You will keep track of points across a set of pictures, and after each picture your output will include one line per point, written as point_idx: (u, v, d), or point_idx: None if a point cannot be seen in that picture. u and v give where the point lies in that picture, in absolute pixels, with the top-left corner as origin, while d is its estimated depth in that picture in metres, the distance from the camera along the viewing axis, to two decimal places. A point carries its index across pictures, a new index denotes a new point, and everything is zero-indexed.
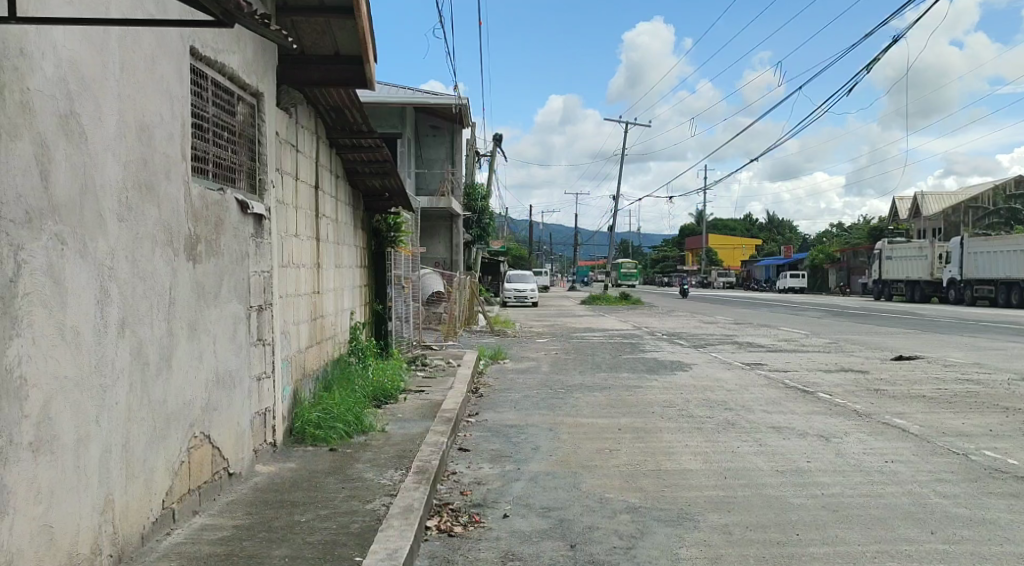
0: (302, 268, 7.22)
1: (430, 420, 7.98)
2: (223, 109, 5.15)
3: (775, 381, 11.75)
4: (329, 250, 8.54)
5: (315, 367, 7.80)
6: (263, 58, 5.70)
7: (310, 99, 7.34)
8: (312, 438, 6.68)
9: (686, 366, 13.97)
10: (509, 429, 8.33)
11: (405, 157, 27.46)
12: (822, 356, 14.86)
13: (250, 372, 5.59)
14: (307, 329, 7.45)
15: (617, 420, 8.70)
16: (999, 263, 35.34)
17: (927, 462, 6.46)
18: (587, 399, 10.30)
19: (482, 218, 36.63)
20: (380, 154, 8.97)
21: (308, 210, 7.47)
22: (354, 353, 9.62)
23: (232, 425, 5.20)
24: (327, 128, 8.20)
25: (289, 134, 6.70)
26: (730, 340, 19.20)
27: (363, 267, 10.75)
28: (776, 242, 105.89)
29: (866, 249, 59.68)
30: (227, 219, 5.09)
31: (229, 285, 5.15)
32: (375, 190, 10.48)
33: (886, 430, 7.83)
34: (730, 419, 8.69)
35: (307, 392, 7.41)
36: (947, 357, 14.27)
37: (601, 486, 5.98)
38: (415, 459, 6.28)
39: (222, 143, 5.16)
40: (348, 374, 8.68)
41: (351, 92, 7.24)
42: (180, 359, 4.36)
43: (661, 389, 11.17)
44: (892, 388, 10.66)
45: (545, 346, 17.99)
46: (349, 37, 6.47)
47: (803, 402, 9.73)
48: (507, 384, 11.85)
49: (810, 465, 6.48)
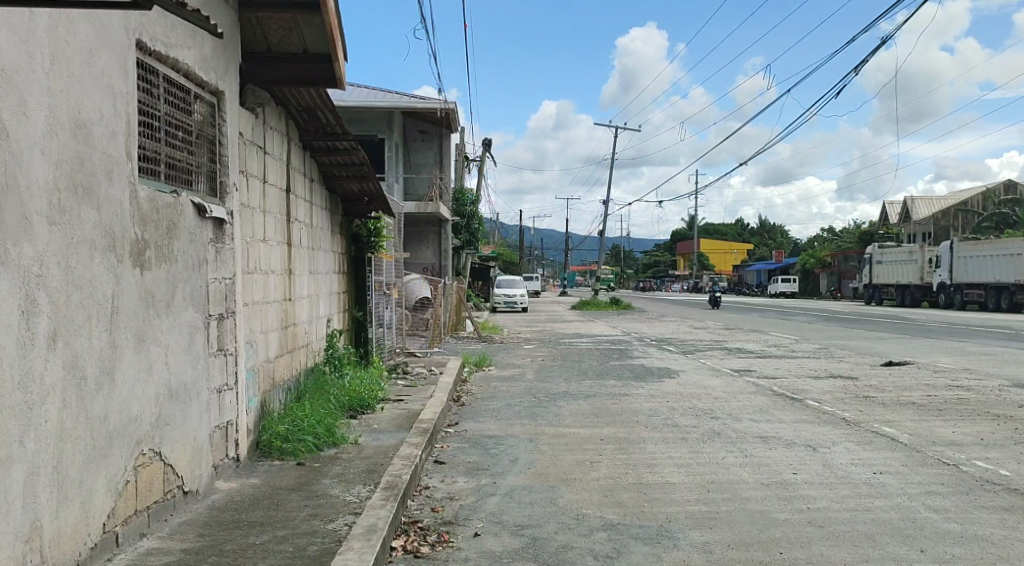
0: (270, 275, 6.95)
1: (406, 431, 7.72)
2: (177, 107, 4.89)
3: (763, 387, 11.53)
4: (303, 256, 8.29)
5: (286, 377, 7.54)
6: (223, 54, 5.45)
7: (280, 99, 7.09)
8: (280, 451, 6.42)
9: (673, 372, 13.75)
10: (487, 440, 8.08)
11: (392, 161, 27.22)
12: (812, 362, 14.66)
13: (209, 384, 5.33)
14: (277, 338, 7.19)
15: (600, 430, 8.46)
16: (988, 267, 35.32)
17: (917, 474, 6.24)
18: (571, 408, 10.06)
19: (471, 223, 36.39)
20: (357, 157, 8.71)
21: (278, 215, 7.21)
22: (330, 362, 9.35)
23: (187, 441, 4.93)
24: (300, 130, 7.94)
25: (255, 135, 6.44)
26: (719, 345, 19.00)
27: (341, 273, 10.49)
28: (767, 247, 105.94)
29: (856, 254, 59.68)
30: (181, 223, 4.83)
31: (183, 293, 4.89)
32: (354, 194, 10.22)
33: (875, 439, 7.61)
34: (715, 428, 8.45)
35: (276, 403, 7.15)
36: (937, 362, 14.10)
37: (579, 502, 5.74)
38: (386, 474, 6.03)
39: (176, 143, 4.90)
40: (323, 384, 8.42)
41: (322, 91, 6.98)
42: (125, 373, 4.10)
43: (647, 397, 10.94)
44: (882, 395, 10.45)
45: (533, 352, 17.73)
46: (317, 34, 6.20)
47: (791, 409, 9.52)
48: (490, 392, 11.61)
49: (796, 478, 6.25)
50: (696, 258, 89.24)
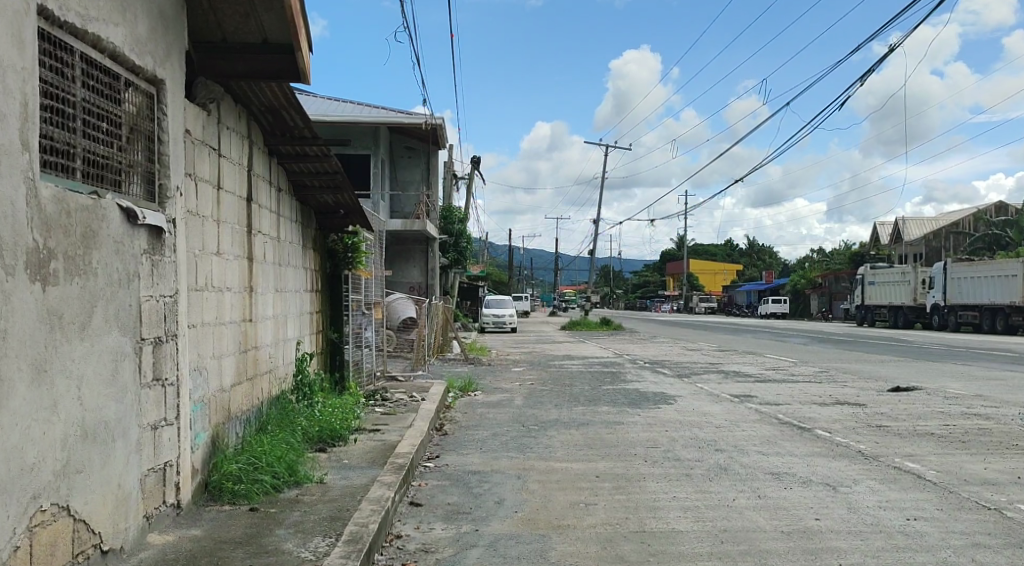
0: (225, 293, 6.17)
1: (379, 468, 6.92)
2: (101, 93, 4.14)
3: (767, 415, 10.79)
4: (267, 272, 7.50)
5: (246, 408, 6.71)
6: (162, 36, 4.70)
7: (239, 98, 6.36)
8: (231, 494, 5.59)
9: (671, 398, 12.97)
10: (471, 477, 7.29)
11: (377, 177, 26.47)
12: (815, 387, 13.92)
13: (140, 420, 4.50)
14: (234, 363, 6.40)
15: (595, 465, 7.68)
16: (983, 289, 34.84)
17: (957, 521, 5.48)
18: (562, 438, 9.28)
19: (458, 242, 35.63)
20: (329, 165, 7.99)
21: (236, 226, 6.45)
22: (299, 389, 8.53)
23: (109, 489, 4.12)
24: (265, 133, 7.21)
25: (206, 133, 5.68)
26: (716, 368, 18.28)
27: (314, 291, 9.70)
28: (757, 267, 105.67)
29: (848, 274, 59.19)
30: (103, 229, 4.06)
31: (105, 313, 4.10)
32: (328, 207, 9.48)
33: (899, 477, 6.88)
34: (721, 463, 7.69)
35: (232, 437, 6.32)
36: (946, 387, 13.41)
37: (573, 556, 4.95)
38: (351, 522, 5.22)
39: (99, 136, 4.13)
40: (289, 415, 7.61)
41: (287, 89, 6.24)
42: (13, 412, 3.30)
43: (644, 425, 10.18)
44: (896, 425, 9.74)
45: (522, 375, 16.94)
46: (277, 21, 5.46)
47: (802, 441, 8.78)
48: (476, 420, 10.80)
49: (820, 525, 5.48)
50: (685, 278, 88.87)
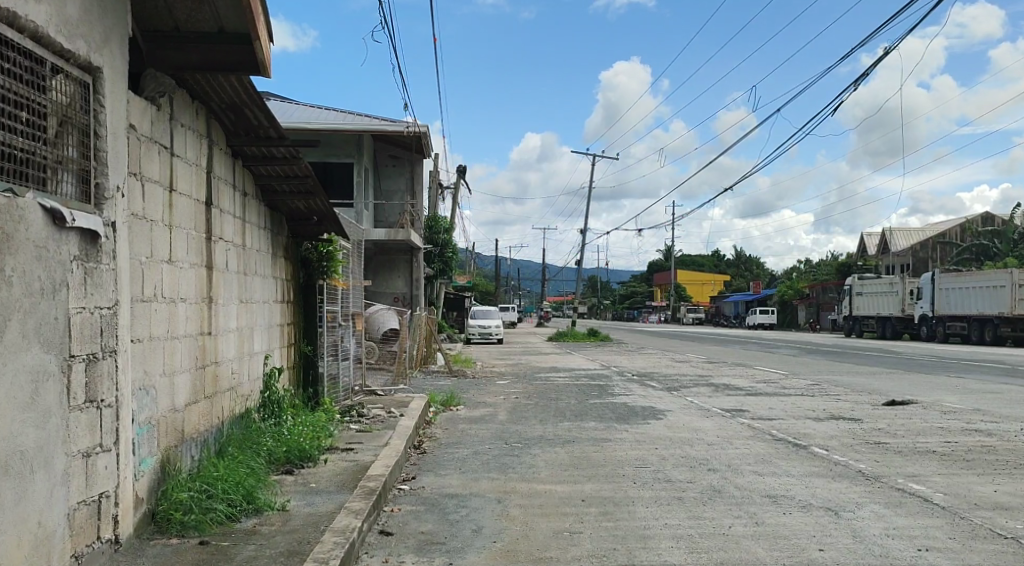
0: (179, 304, 5.67)
1: (349, 492, 6.42)
2: (20, 79, 3.65)
3: (761, 431, 10.38)
4: (230, 281, 6.99)
5: (203, 428, 6.20)
6: (96, 16, 4.20)
7: (196, 93, 5.88)
8: (180, 526, 5.06)
9: (660, 412, 12.55)
10: (447, 501, 6.82)
11: (360, 186, 25.94)
12: (808, 401, 13.53)
13: (68, 447, 3.98)
14: (189, 381, 5.89)
15: (580, 487, 7.21)
16: (971, 299, 34.68)
17: (973, 552, 5.06)
18: (547, 457, 8.80)
19: (444, 252, 35.11)
20: (299, 168, 7.51)
21: (193, 233, 5.96)
22: (266, 407, 8.02)
23: (25, 528, 3.59)
24: (228, 132, 6.74)
25: (156, 129, 5.19)
26: (706, 380, 17.89)
27: (285, 303, 9.22)
28: (744, 278, 105.68)
29: (835, 285, 59.09)
30: (18, 233, 3.57)
31: (22, 327, 3.60)
32: (300, 212, 9.00)
33: (904, 501, 6.48)
34: (715, 485, 7.24)
35: (186, 460, 5.80)
36: (942, 401, 13.06)
37: None
38: (309, 557, 4.72)
39: (18, 126, 3.63)
40: (252, 435, 7.11)
41: (247, 83, 5.77)
42: None
43: (632, 442, 9.74)
44: (895, 441, 9.36)
45: (506, 389, 16.44)
46: (232, 8, 4.98)
47: (799, 460, 8.37)
48: (457, 437, 10.33)
49: (824, 556, 5.05)
50: (673, 289, 88.78)
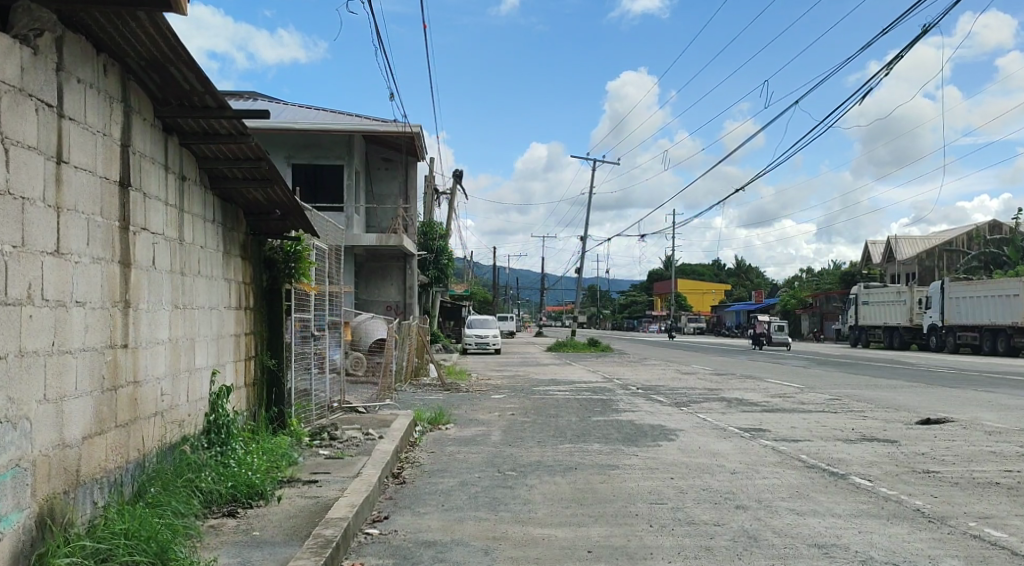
0: (74, 307, 4.43)
1: (299, 545, 5.14)
2: None
3: (790, 456, 9.12)
4: (160, 281, 5.75)
5: (114, 464, 4.95)
6: None
7: (101, 42, 4.66)
8: None
9: (672, 432, 11.27)
10: (422, 552, 5.52)
11: (351, 191, 24.80)
12: (833, 419, 12.27)
13: None
14: (91, 406, 4.64)
15: (585, 532, 5.94)
16: (982, 309, 33.45)
17: None
18: (545, 490, 7.51)
19: (439, 259, 33.90)
20: (249, 148, 6.28)
21: (98, 219, 4.74)
22: (210, 434, 6.78)
23: None
24: (152, 98, 5.51)
25: (29, 78, 3.95)
26: (716, 394, 16.64)
27: (241, 310, 7.96)
28: (744, 287, 104.48)
29: (839, 294, 57.75)
30: None
31: None
32: (259, 204, 7.76)
33: (987, 555, 5.22)
34: (749, 529, 5.98)
35: (85, 509, 4.54)
36: (981, 419, 11.81)
37: None
38: None
39: None
40: (186, 471, 5.86)
41: (162, 23, 4.53)
42: None
43: (643, 470, 8.49)
44: (945, 470, 8.11)
45: (502, 404, 15.17)
46: None
47: (844, 494, 7.10)
48: (443, 463, 9.03)
49: None
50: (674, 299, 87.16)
